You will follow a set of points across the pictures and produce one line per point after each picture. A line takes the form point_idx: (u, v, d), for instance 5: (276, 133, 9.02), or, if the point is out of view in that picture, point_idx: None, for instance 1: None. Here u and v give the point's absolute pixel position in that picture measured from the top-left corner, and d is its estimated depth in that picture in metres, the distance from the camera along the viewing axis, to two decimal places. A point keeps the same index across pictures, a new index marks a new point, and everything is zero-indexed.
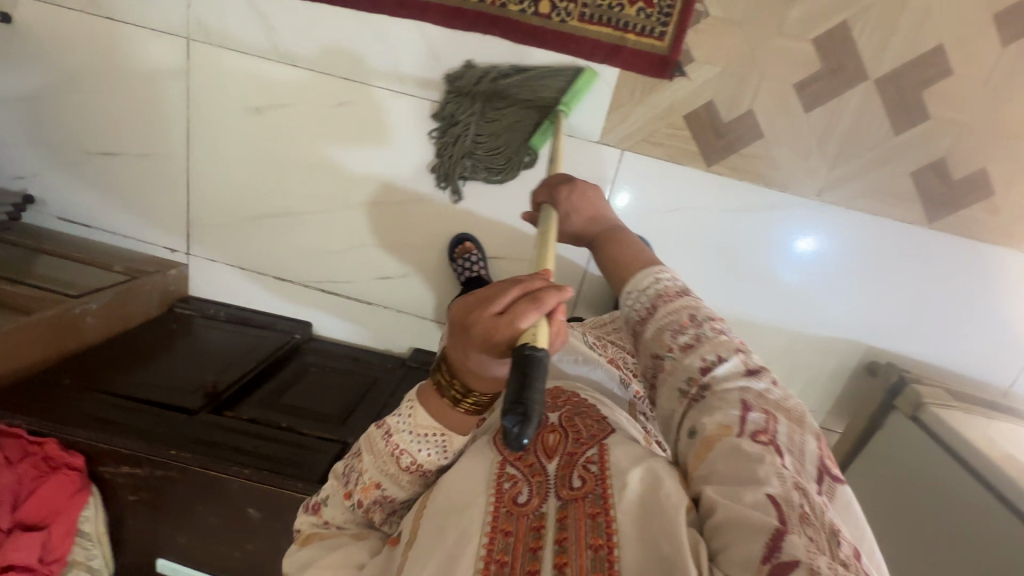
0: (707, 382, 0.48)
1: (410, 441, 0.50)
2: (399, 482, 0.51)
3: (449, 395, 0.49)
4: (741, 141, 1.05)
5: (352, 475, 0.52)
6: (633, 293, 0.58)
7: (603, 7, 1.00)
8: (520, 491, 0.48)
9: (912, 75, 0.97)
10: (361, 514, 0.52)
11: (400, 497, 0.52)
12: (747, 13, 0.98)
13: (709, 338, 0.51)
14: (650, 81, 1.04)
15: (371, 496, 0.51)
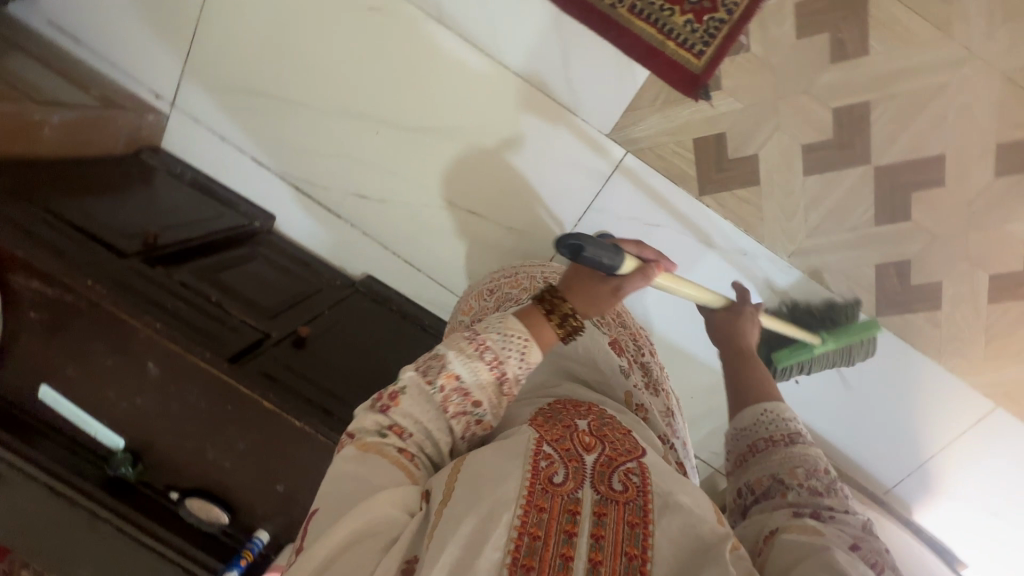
0: (823, 513, 0.53)
1: (499, 343, 0.55)
2: (481, 378, 0.54)
3: (547, 306, 0.59)
4: (737, 182, 1.07)
5: (430, 369, 0.54)
6: (773, 417, 0.66)
7: (655, 7, 1.00)
8: (557, 473, 0.49)
9: (908, 175, 1.01)
10: (436, 407, 0.53)
11: (475, 398, 0.54)
12: (785, 61, 0.99)
13: (836, 492, 0.56)
14: (675, 94, 1.05)
15: (449, 389, 0.53)
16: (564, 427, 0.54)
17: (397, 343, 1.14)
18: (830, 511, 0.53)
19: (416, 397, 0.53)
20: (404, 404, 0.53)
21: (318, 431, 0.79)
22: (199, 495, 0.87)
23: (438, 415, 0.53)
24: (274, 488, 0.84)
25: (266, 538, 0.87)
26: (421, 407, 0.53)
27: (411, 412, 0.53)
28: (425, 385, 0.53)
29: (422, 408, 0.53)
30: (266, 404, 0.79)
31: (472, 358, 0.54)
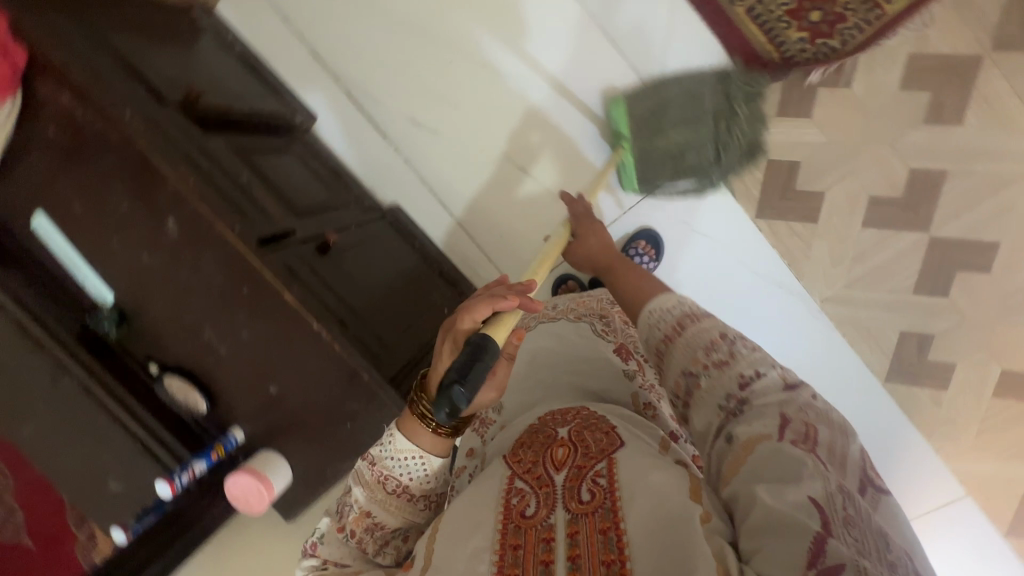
0: (745, 397, 0.53)
1: (391, 466, 0.59)
2: (388, 501, 0.60)
3: (423, 417, 0.58)
4: (795, 215, 1.06)
5: (341, 514, 0.61)
6: (660, 317, 0.67)
7: (773, 15, 0.98)
8: (528, 506, 0.52)
9: (960, 254, 1.02)
10: (357, 545, 0.60)
11: (389, 525, 0.60)
12: (880, 109, 0.98)
13: (742, 356, 0.58)
14: (764, 110, 1.02)
15: (363, 523, 0.60)
16: (541, 445, 0.57)
17: (412, 281, 1.08)
18: (747, 385, 0.54)
19: (337, 537, 0.60)
20: (330, 547, 0.60)
21: (334, 341, 0.73)
22: (180, 375, 0.80)
23: (365, 541, 0.60)
24: (265, 389, 0.78)
25: (240, 438, 0.82)
26: (343, 543, 0.60)
27: (334, 552, 0.60)
28: (341, 527, 0.61)
29: (345, 543, 0.60)
30: (287, 297, 0.73)
31: (369, 489, 0.60)
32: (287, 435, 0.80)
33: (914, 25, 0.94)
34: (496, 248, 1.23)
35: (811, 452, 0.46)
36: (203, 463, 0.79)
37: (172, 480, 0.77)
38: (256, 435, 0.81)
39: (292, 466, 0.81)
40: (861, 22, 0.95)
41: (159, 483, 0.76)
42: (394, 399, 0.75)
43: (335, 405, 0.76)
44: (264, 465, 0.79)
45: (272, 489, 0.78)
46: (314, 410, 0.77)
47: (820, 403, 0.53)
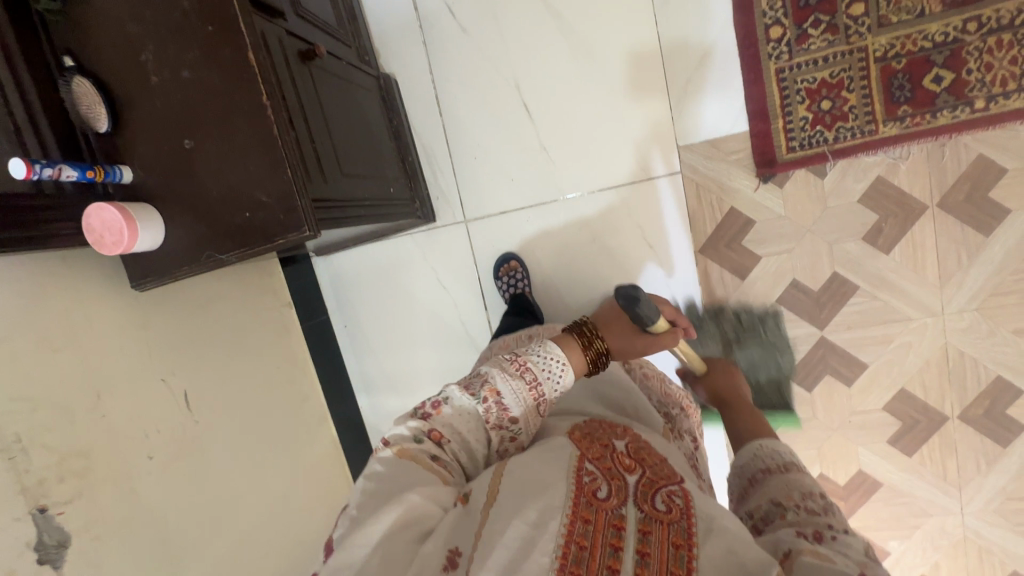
0: (823, 535, 0.49)
1: (538, 365, 0.65)
2: (518, 402, 0.62)
3: (584, 337, 0.71)
4: (729, 265, 1.14)
5: (470, 388, 0.63)
6: (767, 453, 0.64)
7: (794, 85, 1.05)
8: (600, 488, 0.53)
9: (835, 360, 1.14)
10: (479, 417, 0.61)
11: (514, 417, 0.62)
12: (836, 209, 1.08)
13: (837, 516, 0.52)
14: (748, 162, 1.10)
15: (495, 396, 0.62)
16: (605, 447, 0.60)
17: (375, 147, 1.05)
18: (832, 532, 0.49)
19: (456, 409, 0.61)
20: (444, 414, 0.61)
21: (276, 123, 0.69)
22: (93, 84, 0.72)
23: (476, 430, 0.61)
24: (179, 140, 0.72)
25: (126, 180, 0.73)
26: (457, 419, 0.61)
27: (447, 424, 0.60)
28: (467, 406, 0.61)
29: (459, 419, 0.61)
30: (248, 57, 0.68)
31: (510, 382, 0.63)
32: (178, 197, 0.74)
33: (893, 153, 1.05)
34: (468, 167, 1.23)
35: None
36: (76, 174, 0.68)
37: (31, 165, 0.64)
38: (146, 183, 0.74)
39: (164, 232, 0.75)
40: (858, 128, 1.04)
41: (13, 159, 0.62)
42: (305, 209, 0.71)
43: (245, 188, 0.71)
44: (138, 210, 0.72)
45: (132, 244, 0.71)
46: (222, 185, 0.72)
47: None
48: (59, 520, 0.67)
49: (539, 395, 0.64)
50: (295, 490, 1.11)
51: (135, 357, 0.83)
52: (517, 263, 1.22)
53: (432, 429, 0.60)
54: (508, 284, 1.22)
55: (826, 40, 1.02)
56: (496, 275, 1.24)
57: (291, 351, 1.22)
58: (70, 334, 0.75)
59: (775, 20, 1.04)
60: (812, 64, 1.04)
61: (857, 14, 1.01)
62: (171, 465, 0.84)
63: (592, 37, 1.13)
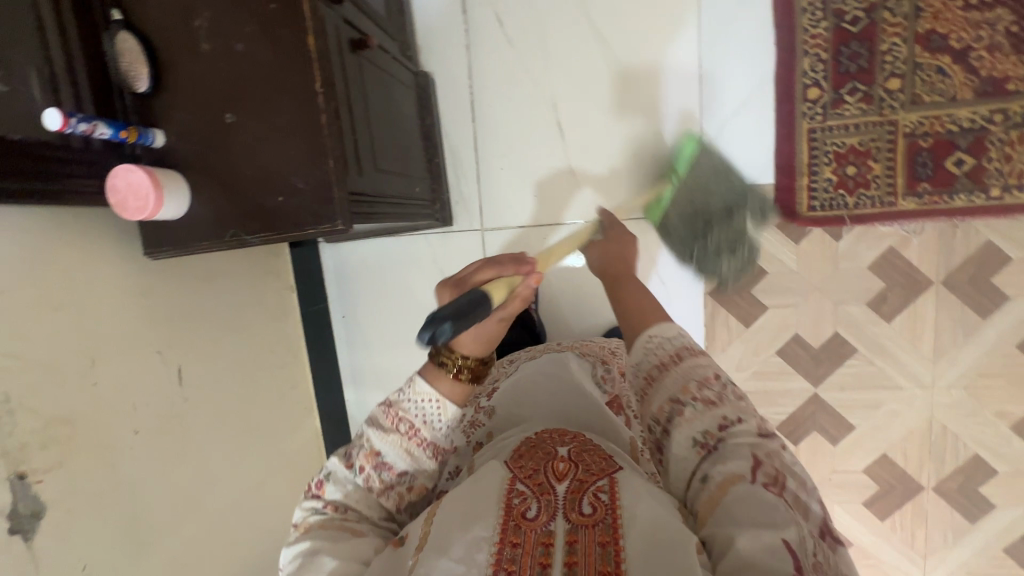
0: (721, 436, 0.55)
1: (406, 407, 0.59)
2: (397, 454, 0.59)
3: (438, 362, 0.59)
4: (736, 311, 1.16)
5: (350, 457, 0.60)
6: (657, 340, 0.67)
7: (824, 146, 1.08)
8: (529, 506, 0.50)
9: (824, 418, 1.16)
10: (363, 484, 0.59)
11: (397, 468, 0.59)
12: (846, 271, 1.11)
13: (730, 398, 0.59)
14: (768, 214, 1.12)
15: (371, 461, 0.59)
16: (543, 454, 0.54)
17: (405, 143, 1.04)
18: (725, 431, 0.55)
19: (339, 483, 0.59)
20: (333, 490, 0.59)
21: (325, 111, 0.67)
22: (139, 42, 0.69)
23: (368, 492, 0.59)
24: (220, 112, 0.69)
25: (157, 144, 0.71)
26: (345, 490, 0.59)
27: (336, 495, 0.58)
28: (349, 472, 0.59)
29: (347, 490, 0.59)
30: (307, 41, 0.66)
31: (382, 438, 0.58)
32: (208, 169, 0.71)
33: (908, 227, 1.08)
34: (492, 177, 1.22)
35: (782, 495, 0.50)
36: (109, 133, 0.65)
37: (67, 119, 0.60)
38: (178, 150, 0.72)
39: (188, 202, 0.72)
40: (878, 197, 1.07)
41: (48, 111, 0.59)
42: (342, 203, 0.69)
43: (281, 170, 0.69)
44: (165, 176, 0.69)
45: (157, 213, 0.68)
46: (257, 165, 0.70)
47: (788, 454, 0.55)
48: (35, 489, 0.64)
49: (421, 438, 0.59)
50: (271, 478, 1.08)
51: (137, 324, 0.80)
52: None
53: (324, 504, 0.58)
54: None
55: (859, 108, 1.05)
56: None
57: (286, 336, 1.19)
58: (72, 295, 0.71)
59: (815, 81, 1.06)
60: (843, 130, 1.06)
61: (893, 89, 1.04)
62: (155, 441, 0.81)
63: (635, 68, 1.13)
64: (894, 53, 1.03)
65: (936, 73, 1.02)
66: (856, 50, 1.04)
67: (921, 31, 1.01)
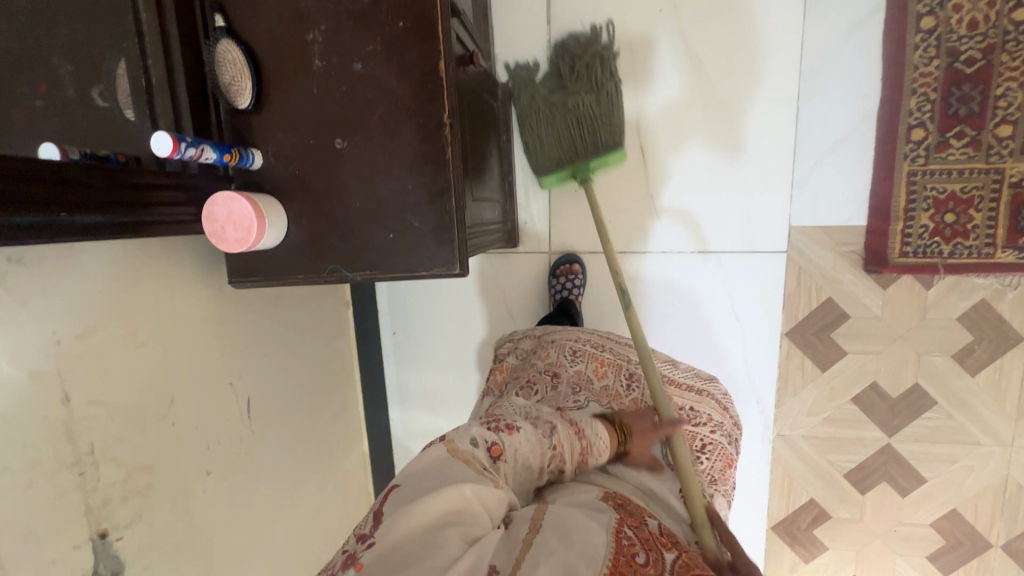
0: None
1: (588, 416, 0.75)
2: (569, 457, 0.67)
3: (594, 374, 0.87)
4: (813, 355, 1.12)
5: (539, 429, 0.66)
6: None
7: (923, 191, 1.02)
8: (637, 553, 0.53)
9: (895, 469, 1.12)
10: (541, 455, 0.64)
11: (571, 462, 0.67)
12: (933, 322, 1.07)
13: None
14: (857, 256, 1.07)
15: (559, 442, 0.66)
16: (640, 520, 0.59)
17: (489, 164, 0.97)
18: None
19: (524, 440, 0.64)
20: (515, 437, 0.63)
21: (450, 145, 0.61)
22: (243, 53, 0.62)
23: (541, 458, 0.64)
24: (330, 137, 0.63)
25: (255, 168, 0.65)
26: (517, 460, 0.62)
27: (512, 442, 0.63)
28: (541, 437, 0.65)
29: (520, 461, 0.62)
30: (438, 67, 0.59)
31: (570, 430, 0.68)
32: (312, 197, 0.65)
33: (1003, 279, 1.03)
34: (565, 198, 1.16)
35: None
36: (215, 156, 0.58)
37: (178, 144, 0.53)
38: (278, 173, 0.65)
39: (286, 228, 0.66)
40: (975, 248, 1.02)
41: (46, 143, 0.48)
42: (457, 247, 0.63)
43: (396, 206, 0.63)
44: (265, 204, 0.63)
45: (258, 242, 0.62)
46: (368, 198, 0.64)
47: None
48: (116, 547, 0.58)
49: (585, 457, 0.68)
50: (326, 507, 1.02)
51: (211, 353, 0.73)
52: (579, 268, 1.15)
53: (494, 442, 0.62)
54: (561, 286, 1.14)
55: (965, 154, 1.00)
56: (551, 274, 1.16)
57: (341, 358, 1.12)
58: (155, 329, 0.64)
59: (920, 122, 1.01)
60: (945, 175, 1.01)
61: (1003, 136, 0.98)
62: (226, 480, 0.75)
63: (728, 96, 1.07)
64: (1008, 99, 0.97)
65: None
66: (968, 93, 0.98)
67: None
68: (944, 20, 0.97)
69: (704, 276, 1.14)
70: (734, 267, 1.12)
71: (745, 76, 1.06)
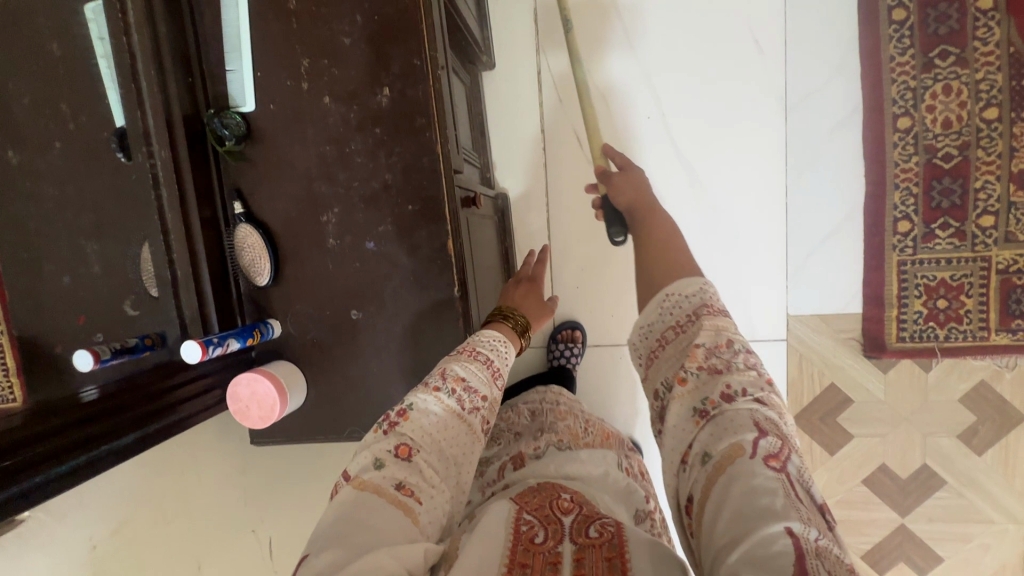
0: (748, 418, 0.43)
1: (484, 340, 0.60)
2: (481, 382, 0.55)
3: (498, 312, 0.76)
4: (820, 439, 1.13)
5: (431, 385, 0.53)
6: (673, 299, 0.57)
7: (913, 279, 1.06)
8: (537, 533, 0.46)
9: (912, 549, 1.13)
10: (451, 408, 0.52)
11: (483, 392, 0.55)
12: (936, 403, 1.09)
13: (737, 368, 0.47)
14: (856, 342, 1.10)
15: (458, 384, 0.53)
16: (547, 495, 0.53)
17: (494, 281, 1.00)
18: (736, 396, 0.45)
19: (426, 413, 0.51)
20: (413, 418, 0.50)
21: (461, 314, 0.64)
22: (261, 235, 0.66)
23: (453, 418, 0.52)
24: (346, 308, 0.66)
25: (274, 336, 0.68)
26: (431, 424, 0.51)
27: (417, 426, 0.50)
28: (437, 395, 0.52)
29: (434, 422, 0.50)
30: (447, 245, 0.63)
31: (471, 366, 0.55)
32: (330, 363, 0.68)
33: (999, 360, 1.06)
34: (567, 293, 1.19)
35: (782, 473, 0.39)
36: (238, 344, 0.62)
37: (205, 348, 0.58)
38: (297, 341, 0.68)
39: (307, 391, 0.68)
40: (969, 332, 1.05)
41: (81, 351, 0.55)
42: None
43: (412, 371, 0.66)
44: (286, 376, 0.66)
45: (279, 415, 0.64)
46: (385, 364, 0.67)
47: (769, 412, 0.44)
48: None
49: (496, 372, 0.58)
50: None
51: (235, 505, 0.75)
52: (579, 336, 1.17)
53: (399, 444, 0.49)
54: (559, 353, 1.16)
55: (951, 244, 1.04)
56: (551, 339, 1.18)
57: None
58: (182, 502, 0.68)
59: (905, 215, 1.05)
60: (934, 263, 1.05)
61: (985, 226, 1.02)
62: None
63: (719, 194, 1.12)
64: (987, 192, 1.01)
65: None
66: (948, 186, 1.02)
67: (1015, 171, 1.00)
68: (918, 120, 1.02)
69: None
70: None
71: (736, 175, 1.11)
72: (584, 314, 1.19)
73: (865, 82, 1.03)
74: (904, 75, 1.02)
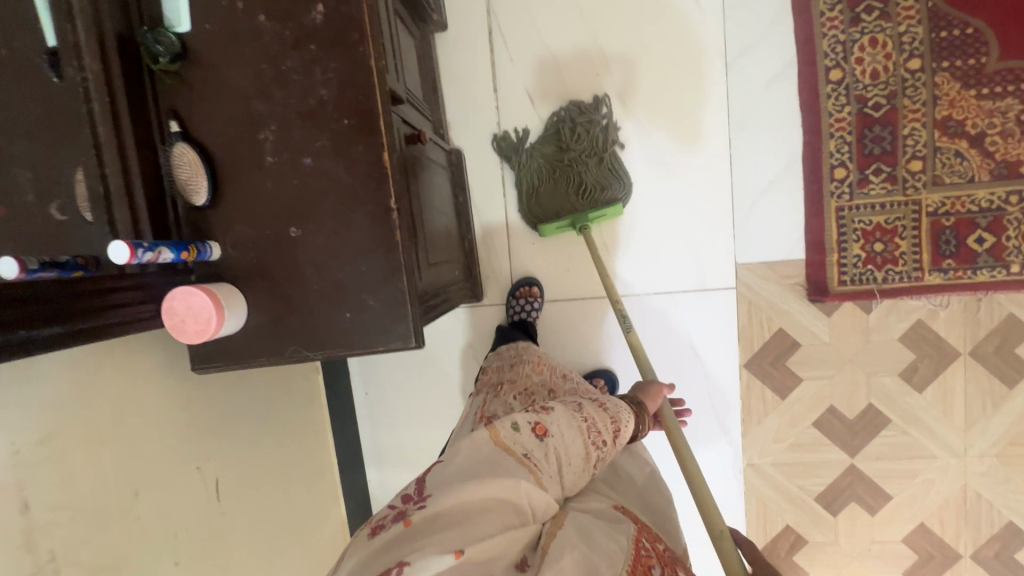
0: None
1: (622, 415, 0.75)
2: (604, 430, 0.70)
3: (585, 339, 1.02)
4: (771, 384, 1.16)
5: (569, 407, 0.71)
6: None
7: (852, 224, 1.10)
8: (653, 565, 0.55)
9: (862, 488, 1.16)
10: (578, 428, 0.68)
11: (602, 439, 0.69)
12: (878, 343, 1.13)
13: None
14: (800, 287, 1.14)
15: (591, 420, 0.70)
16: (656, 535, 0.62)
17: (447, 231, 1.02)
18: None
19: (561, 422, 0.67)
20: (551, 416, 0.67)
21: (398, 227, 0.65)
22: (198, 156, 0.66)
23: (576, 436, 0.67)
24: (285, 226, 0.67)
25: (213, 258, 0.68)
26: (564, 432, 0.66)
27: (553, 421, 0.67)
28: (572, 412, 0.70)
29: (568, 431, 0.66)
30: (383, 157, 0.64)
31: (600, 413, 0.72)
32: (270, 282, 0.68)
33: (934, 300, 1.11)
34: (523, 250, 1.20)
35: None
36: (171, 255, 0.62)
37: (134, 251, 0.57)
38: (236, 262, 0.68)
39: (247, 313, 0.68)
40: (905, 273, 1.10)
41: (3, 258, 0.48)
42: (412, 320, 0.66)
43: (353, 286, 0.67)
44: (224, 293, 0.66)
45: (217, 331, 0.64)
46: (325, 281, 0.67)
47: None
48: None
49: (618, 435, 0.72)
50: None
51: (176, 438, 0.73)
52: (537, 291, 1.19)
53: (536, 422, 0.65)
54: (518, 308, 1.18)
55: (884, 188, 1.09)
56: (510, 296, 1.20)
57: (313, 424, 1.13)
58: (117, 424, 0.65)
59: (841, 163, 1.10)
60: (870, 209, 1.10)
61: (915, 170, 1.08)
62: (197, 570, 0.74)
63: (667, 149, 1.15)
64: (915, 138, 1.07)
65: (955, 156, 1.06)
66: (879, 133, 1.08)
67: (940, 117, 1.06)
68: (849, 72, 1.07)
69: (664, 314, 1.19)
70: (689, 305, 1.18)
71: (683, 130, 1.15)
72: (541, 271, 1.21)
73: (798, 37, 1.09)
74: (834, 29, 1.07)
